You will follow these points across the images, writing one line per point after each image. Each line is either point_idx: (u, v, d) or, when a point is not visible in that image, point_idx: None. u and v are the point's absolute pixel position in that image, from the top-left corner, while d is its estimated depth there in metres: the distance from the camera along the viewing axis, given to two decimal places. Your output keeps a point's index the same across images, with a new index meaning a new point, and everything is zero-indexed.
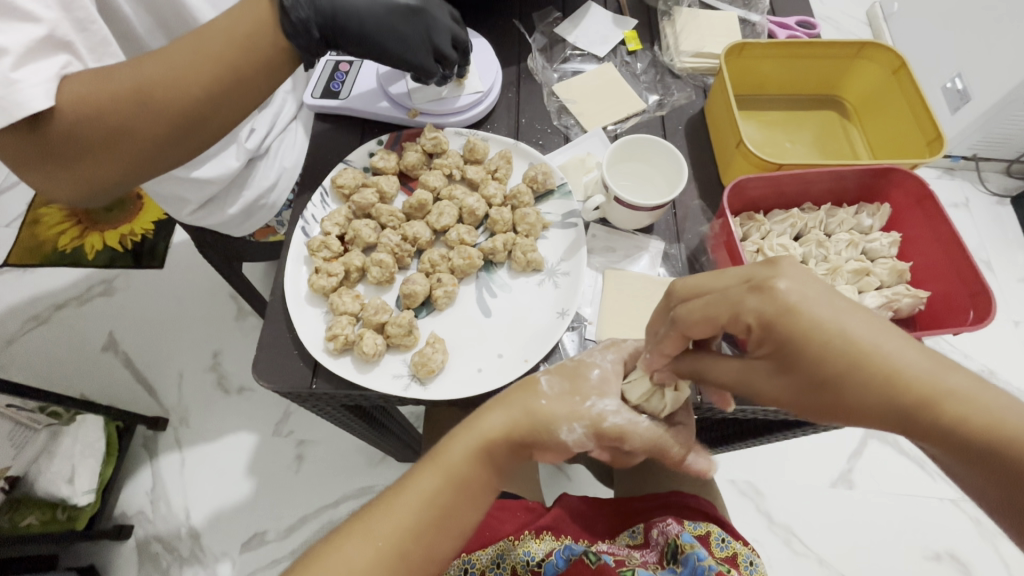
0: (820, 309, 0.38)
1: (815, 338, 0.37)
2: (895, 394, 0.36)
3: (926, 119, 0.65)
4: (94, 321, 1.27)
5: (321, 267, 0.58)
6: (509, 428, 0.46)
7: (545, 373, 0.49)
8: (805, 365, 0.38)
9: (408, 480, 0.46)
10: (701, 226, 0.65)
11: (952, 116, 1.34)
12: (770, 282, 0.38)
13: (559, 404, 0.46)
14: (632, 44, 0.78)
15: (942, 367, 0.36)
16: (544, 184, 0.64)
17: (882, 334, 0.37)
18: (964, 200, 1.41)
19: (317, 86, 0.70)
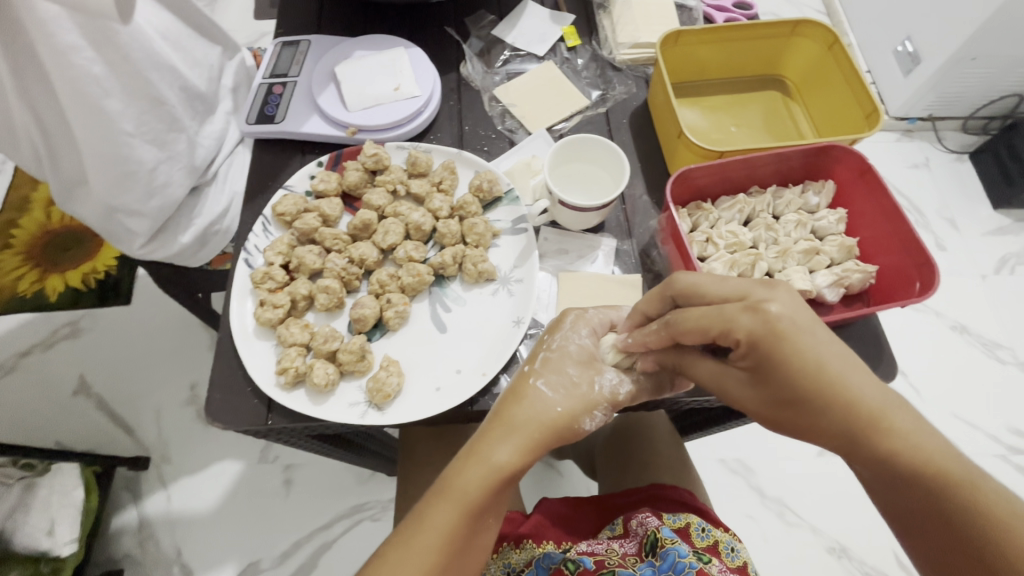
0: (814, 346, 0.42)
1: (794, 366, 0.42)
2: (869, 438, 0.42)
3: (863, 95, 0.66)
4: (62, 366, 1.24)
5: (266, 299, 0.56)
6: (570, 411, 0.48)
7: (543, 352, 0.51)
8: (806, 408, 0.42)
9: (452, 477, 0.46)
10: (652, 224, 0.65)
11: (905, 79, 1.36)
12: (765, 305, 0.42)
13: (572, 404, 0.48)
14: (571, 40, 0.78)
15: (884, 400, 0.42)
16: (490, 192, 0.64)
17: (862, 383, 0.42)
18: (925, 160, 1.43)
19: (252, 111, 0.69)
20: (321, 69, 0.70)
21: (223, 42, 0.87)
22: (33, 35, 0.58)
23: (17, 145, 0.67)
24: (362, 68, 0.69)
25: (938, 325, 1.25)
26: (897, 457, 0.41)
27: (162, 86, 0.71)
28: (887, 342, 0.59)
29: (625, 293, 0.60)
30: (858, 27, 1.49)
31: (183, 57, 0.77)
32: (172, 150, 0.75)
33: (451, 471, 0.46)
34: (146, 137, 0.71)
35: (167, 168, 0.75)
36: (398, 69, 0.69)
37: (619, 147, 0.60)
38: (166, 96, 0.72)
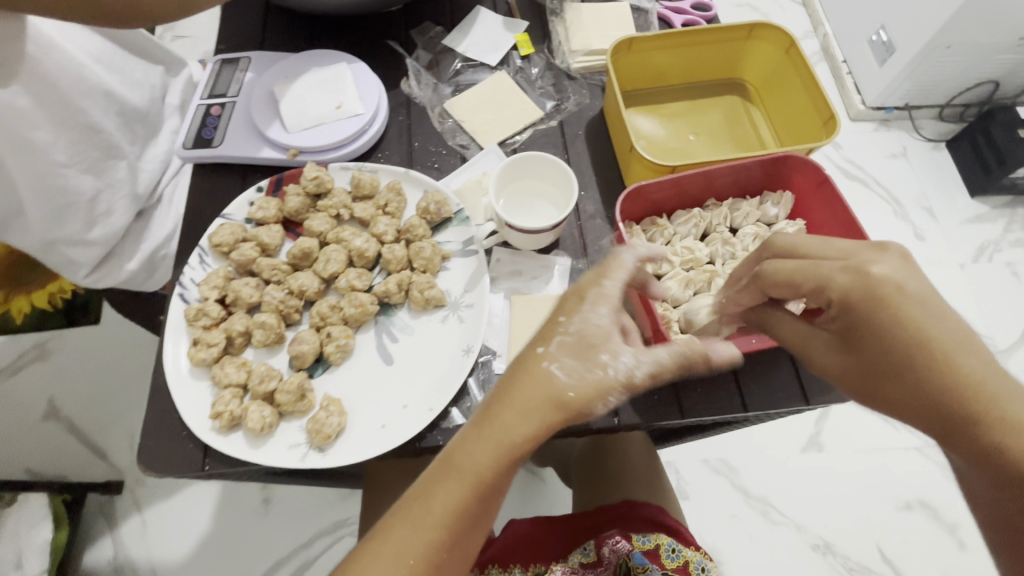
0: (916, 311, 0.39)
1: (887, 327, 0.40)
2: (961, 417, 0.37)
3: (819, 100, 0.63)
4: (30, 391, 1.22)
5: (200, 338, 0.53)
6: (583, 389, 0.43)
7: (558, 336, 0.44)
8: (894, 374, 0.40)
9: (457, 452, 0.43)
10: (606, 241, 0.63)
11: (881, 68, 1.34)
12: (868, 267, 0.41)
13: (585, 389, 0.43)
14: (524, 48, 0.75)
15: (993, 376, 0.38)
16: (438, 214, 0.61)
17: (968, 356, 0.38)
18: (903, 149, 1.41)
19: (188, 134, 0.66)
20: (260, 87, 0.67)
21: (163, 59, 0.85)
22: None
23: None
24: (303, 85, 0.66)
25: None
26: (995, 448, 0.36)
27: (94, 113, 0.72)
28: None
29: None
30: (834, 16, 1.47)
31: (119, 79, 0.76)
32: (110, 179, 0.74)
33: (456, 442, 0.44)
34: (81, 167, 0.71)
35: (107, 197, 0.74)
36: (341, 86, 0.66)
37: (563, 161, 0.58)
38: (100, 123, 0.72)
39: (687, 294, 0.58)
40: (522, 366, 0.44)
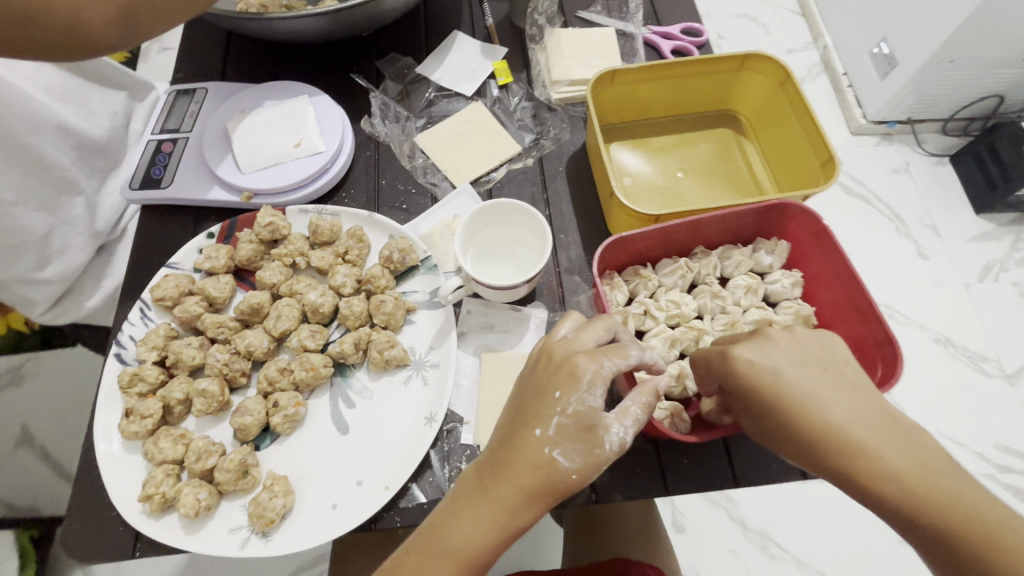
0: (790, 378, 0.40)
1: (759, 398, 0.41)
2: (852, 474, 0.37)
3: (816, 139, 0.58)
4: (5, 418, 1.19)
5: (133, 408, 0.48)
6: (579, 466, 0.40)
7: (556, 417, 0.41)
8: (786, 446, 0.40)
9: (446, 528, 0.40)
10: (585, 292, 0.58)
11: (882, 82, 1.29)
12: (733, 351, 0.42)
13: (584, 468, 0.40)
14: (501, 77, 0.70)
15: (865, 425, 0.38)
16: (402, 262, 0.56)
17: (840, 410, 0.39)
18: (905, 165, 1.36)
19: (136, 174, 0.61)
20: (215, 123, 0.62)
21: (125, 84, 0.79)
22: None
23: None
24: (260, 122, 0.61)
25: (921, 338, 1.20)
26: (903, 497, 0.36)
27: (44, 149, 0.68)
28: None
29: None
30: (834, 27, 1.42)
31: (74, 110, 0.72)
32: (66, 216, 0.70)
33: (447, 516, 0.41)
34: (32, 205, 0.68)
35: (62, 235, 0.70)
36: (300, 122, 0.61)
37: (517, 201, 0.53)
38: (52, 158, 0.68)
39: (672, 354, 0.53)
40: (523, 448, 0.40)
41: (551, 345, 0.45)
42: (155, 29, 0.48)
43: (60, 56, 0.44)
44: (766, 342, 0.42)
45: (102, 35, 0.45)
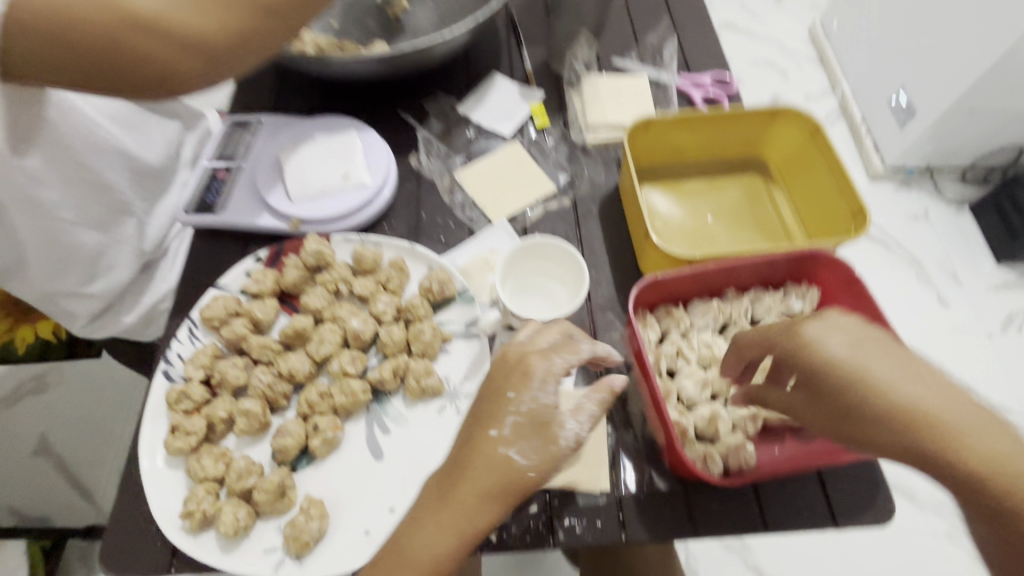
0: (851, 355, 0.40)
1: (824, 372, 0.41)
2: (919, 446, 0.36)
3: (846, 190, 0.61)
4: (21, 428, 1.18)
5: (179, 425, 0.50)
6: (533, 462, 0.42)
7: (511, 417, 0.43)
8: (851, 422, 0.40)
9: (410, 538, 0.41)
10: (616, 330, 0.59)
11: (901, 130, 1.31)
12: (801, 329, 0.43)
13: (541, 463, 0.42)
14: (539, 119, 0.73)
15: (937, 400, 0.37)
16: (440, 293, 0.58)
17: (911, 387, 0.38)
18: (925, 211, 1.36)
19: (191, 199, 0.64)
20: (269, 154, 0.66)
21: (180, 114, 0.82)
22: None
23: None
24: (311, 154, 0.65)
25: None
26: (977, 474, 0.34)
27: (108, 172, 0.72)
28: (884, 477, 0.52)
29: None
30: (852, 75, 1.45)
31: (134, 136, 0.75)
32: (116, 235, 0.74)
33: (410, 529, 0.41)
34: (90, 223, 0.71)
35: (111, 253, 0.74)
36: (348, 156, 0.65)
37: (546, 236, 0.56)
38: (112, 181, 0.72)
39: (704, 395, 0.54)
40: (478, 451, 0.42)
41: (507, 349, 0.47)
42: (231, 70, 0.49)
43: (145, 98, 0.47)
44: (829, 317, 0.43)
45: (181, 81, 0.46)
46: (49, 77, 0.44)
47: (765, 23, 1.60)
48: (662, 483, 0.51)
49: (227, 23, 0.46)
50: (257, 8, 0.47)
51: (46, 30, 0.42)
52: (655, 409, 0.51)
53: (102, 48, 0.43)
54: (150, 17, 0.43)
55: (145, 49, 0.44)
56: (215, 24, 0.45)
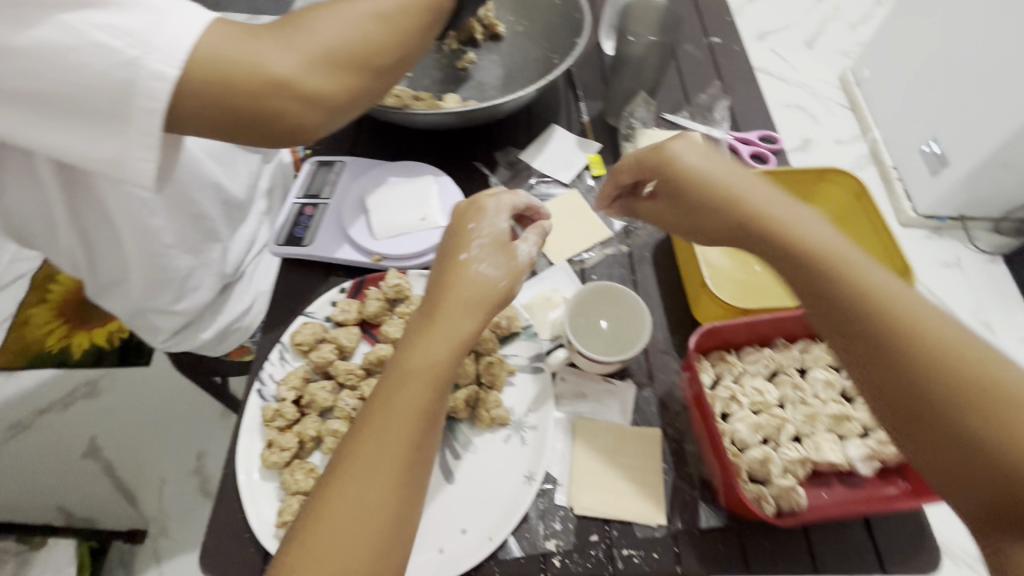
0: (718, 175, 0.51)
1: (708, 192, 0.51)
2: (793, 251, 0.45)
3: (890, 246, 0.65)
4: (77, 426, 1.27)
5: (275, 440, 0.55)
6: (504, 273, 0.52)
7: (479, 241, 0.54)
8: (740, 236, 0.49)
9: (408, 354, 0.47)
10: (673, 371, 0.63)
11: (932, 178, 1.33)
12: (671, 156, 0.54)
13: (510, 273, 0.52)
14: (596, 169, 0.80)
15: (797, 215, 0.47)
16: (508, 328, 0.63)
17: (789, 214, 0.47)
18: (956, 260, 1.38)
19: (281, 232, 0.71)
20: (353, 194, 0.73)
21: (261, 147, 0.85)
22: (92, 184, 0.64)
23: (59, 250, 0.71)
24: (392, 196, 0.71)
25: None
26: (826, 267, 0.43)
27: (204, 202, 0.75)
28: (929, 528, 0.55)
29: (643, 449, 0.58)
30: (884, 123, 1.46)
31: (226, 168, 0.78)
32: (206, 258, 0.77)
33: (406, 347, 0.47)
34: (183, 248, 0.74)
35: (199, 274, 0.77)
36: (425, 199, 0.71)
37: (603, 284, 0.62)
38: (207, 211, 0.75)
39: (757, 438, 0.57)
40: (456, 274, 0.51)
41: (457, 208, 0.58)
42: (343, 120, 0.56)
43: (278, 147, 0.52)
44: (686, 140, 0.55)
45: (312, 132, 0.53)
46: (195, 132, 0.48)
47: (798, 70, 1.61)
48: (716, 520, 0.55)
49: (351, 84, 0.53)
50: (371, 68, 0.54)
51: (210, 96, 0.46)
52: (713, 449, 0.55)
53: (259, 112, 0.48)
54: (299, 86, 0.49)
55: (293, 113, 0.49)
56: (342, 86, 0.52)
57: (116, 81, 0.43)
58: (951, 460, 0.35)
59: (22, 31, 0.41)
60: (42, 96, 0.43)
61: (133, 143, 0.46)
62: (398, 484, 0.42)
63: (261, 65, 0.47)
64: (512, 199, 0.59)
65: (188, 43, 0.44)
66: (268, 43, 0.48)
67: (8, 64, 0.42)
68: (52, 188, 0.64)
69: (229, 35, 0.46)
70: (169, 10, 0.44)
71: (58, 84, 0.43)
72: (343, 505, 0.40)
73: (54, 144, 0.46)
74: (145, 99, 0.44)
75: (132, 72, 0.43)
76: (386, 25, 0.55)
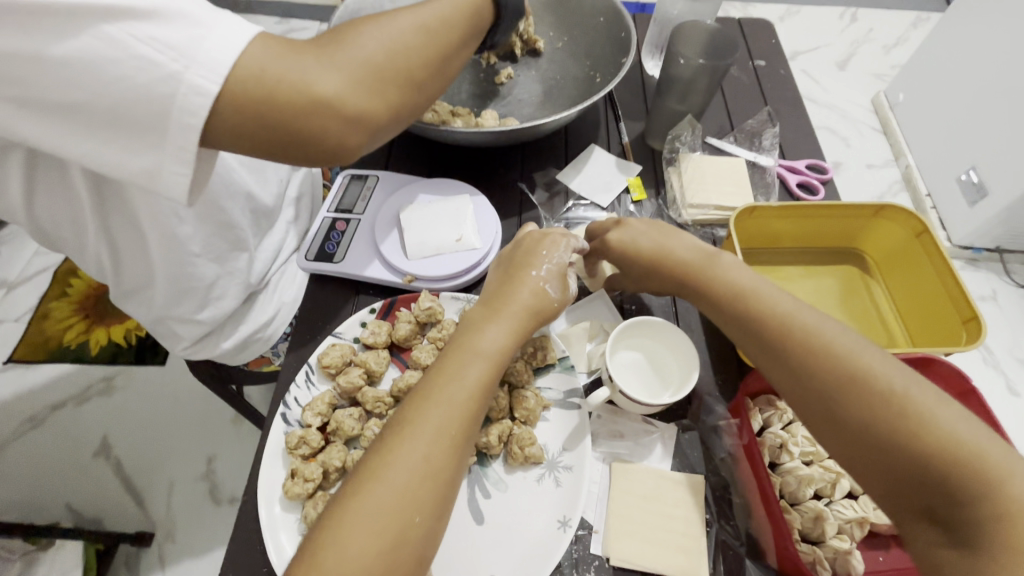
0: (661, 243, 0.59)
1: (666, 259, 0.58)
2: (743, 303, 0.52)
3: (960, 297, 0.59)
4: (90, 423, 1.25)
5: (298, 470, 0.52)
6: (560, 291, 0.58)
7: (546, 266, 0.58)
8: (706, 293, 0.55)
9: (469, 341, 0.52)
10: (718, 413, 0.60)
11: (970, 210, 1.24)
12: (617, 234, 0.62)
13: (563, 295, 0.58)
14: (636, 193, 0.77)
15: (740, 271, 0.54)
16: (543, 359, 0.60)
17: (736, 271, 0.54)
18: (992, 293, 1.32)
19: (312, 246, 0.69)
20: (386, 210, 0.70)
21: None
22: (121, 191, 0.62)
23: (84, 257, 0.68)
24: (427, 214, 0.68)
25: None
26: (772, 314, 0.50)
27: (233, 211, 0.72)
28: None
29: (686, 497, 0.54)
30: (918, 148, 1.35)
31: (257, 176, 0.76)
32: (231, 267, 0.74)
33: (467, 334, 0.52)
34: (210, 256, 0.71)
35: (223, 283, 0.74)
36: (461, 219, 0.68)
37: (637, 321, 0.60)
38: (236, 220, 0.73)
39: (810, 493, 0.53)
40: (521, 283, 0.56)
41: (526, 234, 0.63)
42: (382, 139, 0.54)
43: (316, 165, 0.51)
44: (626, 224, 0.63)
45: (351, 152, 0.51)
46: (232, 148, 0.46)
47: (829, 90, 1.52)
48: None
49: (393, 103, 0.51)
50: (413, 87, 0.52)
51: (251, 115, 0.44)
52: (763, 503, 0.51)
53: (300, 132, 0.46)
54: (344, 106, 0.47)
55: (334, 133, 0.48)
56: (385, 105, 0.50)
57: (156, 94, 0.41)
58: (891, 453, 0.42)
59: (60, 37, 0.38)
60: (79, 107, 0.41)
61: (169, 157, 0.43)
62: (451, 455, 0.45)
63: (307, 84, 0.45)
64: (578, 242, 0.63)
65: (230, 57, 0.42)
66: (314, 60, 0.46)
67: (43, 71, 0.39)
68: (82, 195, 0.60)
69: (274, 51, 0.44)
70: (213, 22, 0.42)
71: (97, 94, 0.40)
72: (405, 467, 0.43)
73: (87, 154, 0.43)
74: (183, 115, 0.41)
75: (175, 87, 0.41)
76: (431, 41, 0.53)
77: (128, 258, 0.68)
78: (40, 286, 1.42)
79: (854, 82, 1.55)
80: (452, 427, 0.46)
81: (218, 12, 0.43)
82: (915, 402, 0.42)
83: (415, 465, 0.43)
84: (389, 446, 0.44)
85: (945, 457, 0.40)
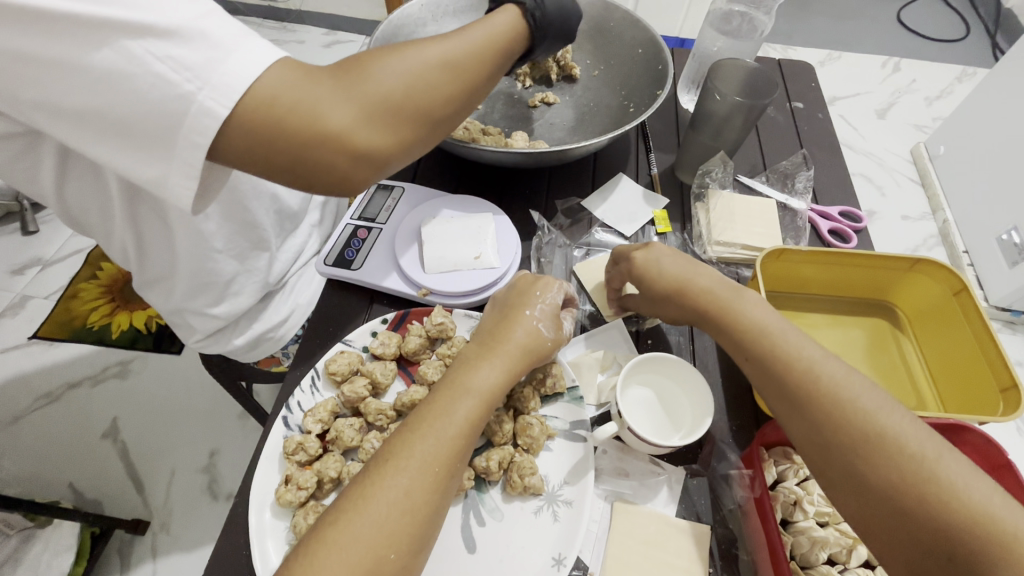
0: (687, 271, 0.57)
1: (687, 286, 0.57)
2: (759, 345, 0.50)
3: (999, 366, 0.55)
4: (102, 405, 1.27)
5: (293, 477, 0.51)
6: (553, 333, 0.57)
7: (540, 305, 0.58)
8: (723, 329, 0.53)
9: (462, 377, 0.51)
10: (730, 461, 0.57)
11: (1010, 270, 1.19)
12: (641, 255, 0.60)
13: (556, 337, 0.58)
14: (661, 225, 0.75)
15: (759, 311, 0.52)
16: (553, 387, 0.58)
17: (758, 311, 0.52)
18: None
19: (332, 252, 0.69)
20: (408, 221, 0.71)
21: None
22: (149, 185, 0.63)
23: (112, 244, 0.70)
24: (448, 229, 0.68)
25: None
26: (788, 362, 0.48)
27: (258, 211, 0.73)
28: None
29: (688, 549, 0.51)
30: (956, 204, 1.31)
31: None
32: (251, 265, 0.74)
33: (461, 370, 0.52)
34: (231, 253, 0.72)
35: (241, 281, 0.74)
36: (481, 237, 0.68)
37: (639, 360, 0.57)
38: (259, 221, 0.73)
39: (824, 557, 0.50)
40: (517, 322, 0.56)
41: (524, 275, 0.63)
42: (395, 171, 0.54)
43: (327, 195, 0.51)
44: (654, 246, 0.61)
45: (360, 184, 0.51)
46: (246, 169, 0.47)
47: (866, 137, 1.50)
48: None
49: (405, 139, 0.51)
50: (427, 122, 0.52)
51: (262, 140, 0.45)
52: (772, 564, 0.48)
53: (312, 161, 0.47)
54: (354, 140, 0.47)
55: (343, 168, 0.48)
56: (397, 141, 0.50)
57: (180, 102, 0.41)
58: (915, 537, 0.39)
59: (99, 40, 0.39)
60: (105, 113, 0.42)
61: (178, 169, 0.44)
62: (434, 491, 0.44)
63: (319, 116, 0.45)
64: (570, 289, 0.62)
65: (244, 86, 0.42)
66: (329, 89, 0.46)
67: (76, 73, 0.40)
68: (112, 187, 0.62)
69: (290, 79, 0.45)
70: (233, 46, 0.42)
71: (126, 97, 0.41)
72: (389, 499, 0.43)
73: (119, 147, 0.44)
74: (193, 132, 0.42)
75: (188, 110, 0.42)
76: (454, 76, 0.52)
77: (152, 250, 0.70)
78: (71, 267, 1.46)
79: (895, 129, 1.53)
80: (437, 466, 0.45)
81: (243, 37, 0.44)
82: (946, 471, 0.40)
83: (400, 497, 0.43)
84: (375, 477, 0.44)
85: (974, 536, 0.37)
